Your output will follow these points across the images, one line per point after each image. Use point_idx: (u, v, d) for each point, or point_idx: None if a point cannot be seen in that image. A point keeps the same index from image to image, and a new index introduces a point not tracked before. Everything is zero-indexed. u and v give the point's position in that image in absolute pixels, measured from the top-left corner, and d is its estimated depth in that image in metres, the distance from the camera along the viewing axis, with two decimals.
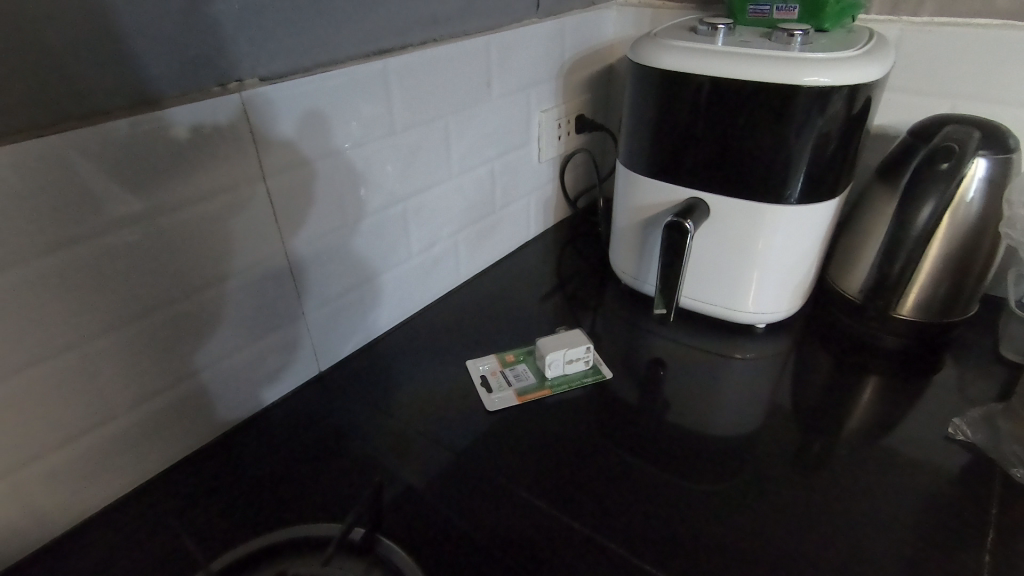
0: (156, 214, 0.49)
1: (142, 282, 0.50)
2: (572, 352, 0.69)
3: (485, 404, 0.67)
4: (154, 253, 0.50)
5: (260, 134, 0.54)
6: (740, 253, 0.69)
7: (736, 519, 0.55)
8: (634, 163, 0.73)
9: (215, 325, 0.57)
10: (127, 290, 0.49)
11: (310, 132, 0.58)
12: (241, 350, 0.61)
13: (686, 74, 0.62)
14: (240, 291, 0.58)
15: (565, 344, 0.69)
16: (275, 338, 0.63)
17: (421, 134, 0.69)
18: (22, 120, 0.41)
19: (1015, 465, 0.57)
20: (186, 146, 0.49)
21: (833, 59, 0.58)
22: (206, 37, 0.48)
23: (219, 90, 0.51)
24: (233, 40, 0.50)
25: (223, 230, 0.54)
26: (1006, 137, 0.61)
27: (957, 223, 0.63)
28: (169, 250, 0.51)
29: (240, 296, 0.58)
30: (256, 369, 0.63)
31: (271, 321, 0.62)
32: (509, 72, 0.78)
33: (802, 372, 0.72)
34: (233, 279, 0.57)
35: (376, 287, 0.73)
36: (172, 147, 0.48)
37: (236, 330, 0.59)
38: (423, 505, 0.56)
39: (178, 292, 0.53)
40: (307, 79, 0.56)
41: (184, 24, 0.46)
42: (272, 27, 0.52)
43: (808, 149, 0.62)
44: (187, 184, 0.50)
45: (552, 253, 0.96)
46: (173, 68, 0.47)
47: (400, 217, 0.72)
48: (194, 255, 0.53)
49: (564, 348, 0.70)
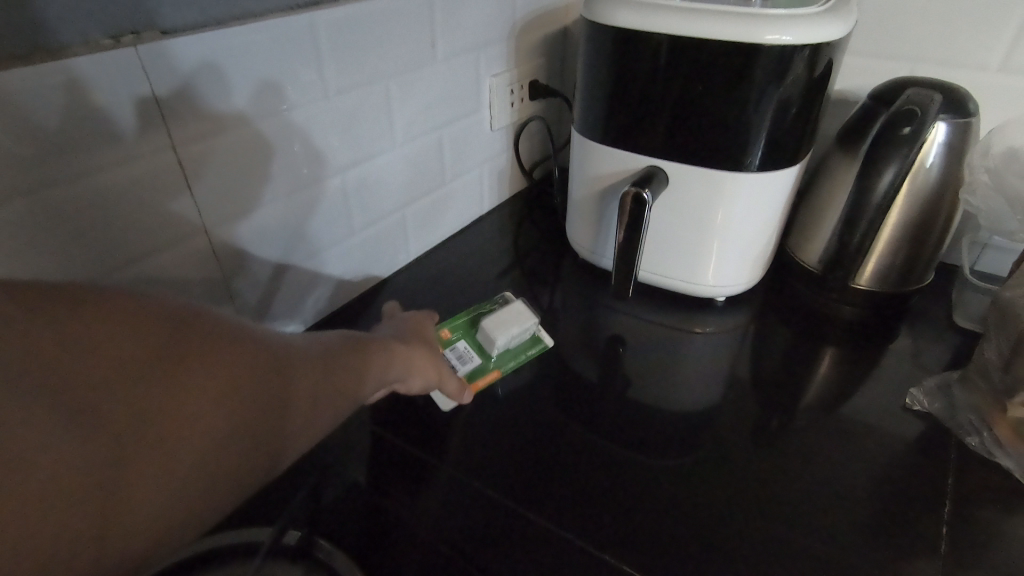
0: (49, 183, 0.43)
1: (36, 261, 0.44)
2: (521, 324, 0.66)
3: (439, 403, 0.61)
4: (65, 225, 0.45)
5: (178, 98, 0.48)
6: (699, 224, 0.67)
7: (698, 495, 0.53)
8: (590, 130, 0.69)
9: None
10: (39, 265, 0.44)
11: (241, 89, 0.52)
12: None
13: (642, 33, 0.58)
14: (161, 270, 0.52)
15: (515, 319, 0.66)
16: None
17: (363, 95, 0.63)
18: None
19: (970, 434, 0.57)
20: (78, 108, 0.42)
21: (798, 16, 0.54)
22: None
23: (111, 44, 0.43)
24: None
25: (147, 202, 0.49)
26: (966, 101, 0.59)
27: (916, 189, 0.61)
28: (72, 224, 0.45)
29: (161, 276, 0.53)
30: None
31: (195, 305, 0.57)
32: (457, 28, 0.72)
33: (762, 344, 0.71)
34: (153, 257, 0.51)
35: (317, 264, 0.68)
36: (83, 107, 0.43)
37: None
38: (368, 500, 0.53)
39: (98, 267, 0.48)
40: (235, 30, 0.50)
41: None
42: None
43: (768, 114, 0.59)
44: (106, 147, 0.45)
45: (507, 227, 0.92)
46: (44, 15, 0.39)
47: (344, 186, 0.66)
48: (116, 228, 0.48)
49: (514, 321, 0.66)
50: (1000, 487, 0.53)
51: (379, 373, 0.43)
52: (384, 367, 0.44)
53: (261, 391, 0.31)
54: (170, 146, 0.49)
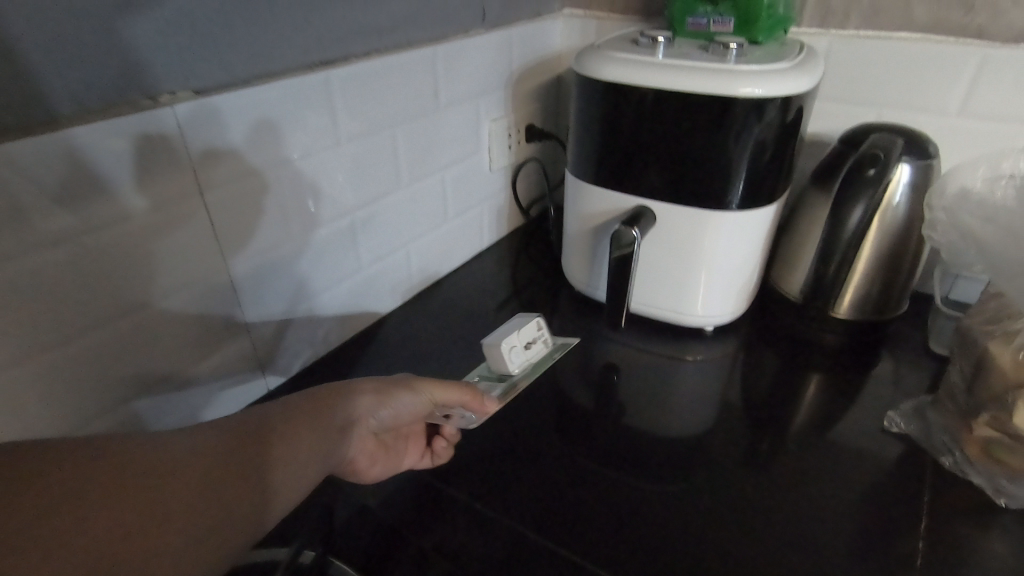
0: (62, 240, 0.45)
1: (52, 314, 0.47)
2: (522, 327, 0.63)
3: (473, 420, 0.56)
4: (84, 272, 0.47)
5: (185, 150, 0.51)
6: (686, 258, 0.71)
7: (689, 515, 0.56)
8: (583, 172, 0.74)
9: (146, 348, 0.54)
10: (62, 311, 0.47)
11: (249, 133, 0.56)
12: (172, 376, 0.58)
13: (627, 85, 0.64)
14: (169, 314, 0.55)
15: (512, 328, 0.62)
16: (209, 363, 0.61)
17: (370, 143, 0.69)
18: None
19: (944, 453, 0.60)
20: (87, 167, 0.45)
21: (767, 71, 0.60)
22: (110, 53, 0.45)
23: (149, 104, 0.48)
24: (142, 54, 0.47)
25: (156, 249, 0.52)
26: (926, 144, 0.65)
27: (885, 225, 0.66)
28: (90, 271, 0.48)
29: (173, 319, 0.56)
30: (188, 399, 0.60)
31: (206, 344, 0.60)
32: (457, 79, 0.78)
33: (749, 371, 0.75)
34: (160, 304, 0.54)
35: (325, 302, 0.72)
36: (104, 163, 0.46)
37: (168, 359, 0.57)
38: (378, 524, 0.55)
39: (112, 311, 0.51)
40: (260, 88, 0.55)
41: (82, 40, 0.43)
42: (183, 41, 0.49)
43: (746, 158, 0.64)
44: (125, 198, 0.48)
45: (506, 261, 0.97)
46: (95, 80, 0.45)
47: (351, 227, 0.71)
48: (130, 274, 0.51)
49: (514, 328, 0.62)
50: (973, 504, 0.56)
51: (336, 419, 0.50)
52: (341, 410, 0.51)
53: (228, 485, 0.40)
54: (191, 190, 0.53)
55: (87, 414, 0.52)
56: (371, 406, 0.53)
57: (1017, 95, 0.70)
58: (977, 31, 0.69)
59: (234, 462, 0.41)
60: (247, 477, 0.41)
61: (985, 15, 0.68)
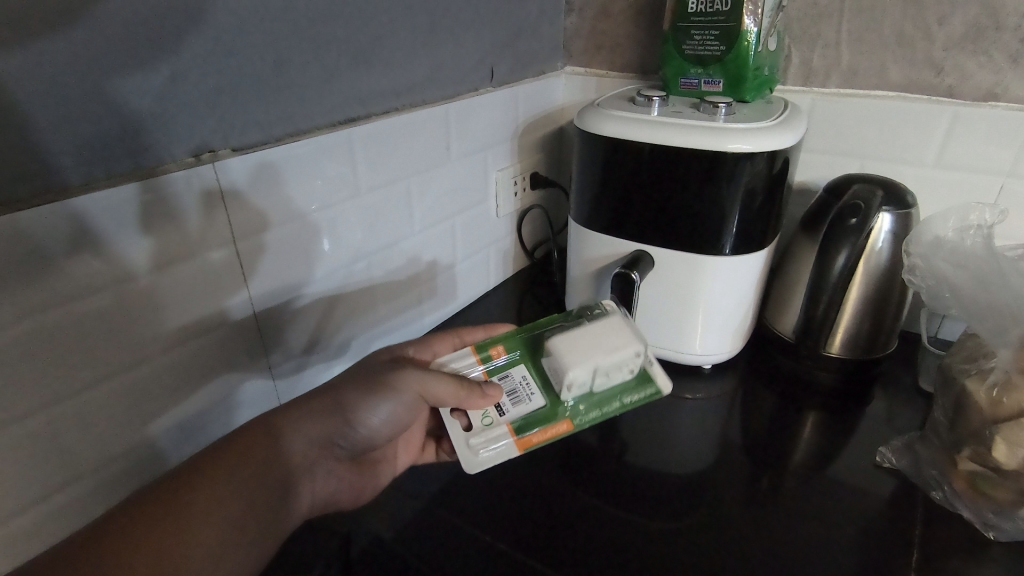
0: (57, 304, 0.48)
1: (75, 363, 0.50)
2: (603, 360, 0.58)
3: (467, 467, 0.58)
4: (115, 318, 0.52)
5: (186, 213, 0.54)
6: (683, 300, 0.75)
7: (688, 547, 0.58)
8: (584, 219, 0.78)
9: (159, 390, 0.57)
10: (96, 355, 0.52)
11: (261, 180, 0.60)
12: (187, 416, 0.61)
13: (624, 139, 0.69)
14: (177, 362, 0.58)
15: (590, 356, 0.57)
16: (222, 404, 0.64)
17: (386, 193, 0.74)
18: (16, 190, 0.44)
19: (934, 488, 0.63)
20: (88, 232, 0.48)
21: (755, 129, 0.65)
22: (119, 127, 0.48)
23: (193, 160, 0.54)
24: (152, 125, 0.50)
25: (188, 292, 0.57)
26: (905, 195, 0.71)
27: (871, 268, 0.71)
28: (124, 315, 0.52)
29: (188, 360, 0.59)
30: (202, 435, 0.63)
31: (222, 382, 0.63)
32: (467, 133, 0.84)
33: (745, 407, 0.78)
34: (165, 353, 0.57)
35: (336, 359, 0.76)
36: (147, 212, 0.51)
37: (182, 396, 0.60)
38: (389, 555, 0.58)
39: (140, 353, 0.55)
40: (277, 146, 0.60)
41: (94, 117, 0.47)
42: (197, 110, 0.53)
43: (737, 208, 0.68)
44: (162, 240, 0.53)
45: (511, 300, 1.01)
46: (151, 142, 0.51)
47: (366, 269, 0.75)
48: (162, 314, 0.55)
49: (597, 350, 0.58)
50: (962, 539, 0.59)
51: (309, 420, 0.56)
52: (316, 416, 0.56)
53: (235, 462, 0.50)
54: (230, 237, 0.59)
55: (113, 446, 0.55)
56: (355, 408, 0.57)
57: (988, 150, 0.75)
58: (948, 91, 0.76)
59: (196, 481, 0.48)
60: (245, 452, 0.51)
61: (954, 78, 0.75)
